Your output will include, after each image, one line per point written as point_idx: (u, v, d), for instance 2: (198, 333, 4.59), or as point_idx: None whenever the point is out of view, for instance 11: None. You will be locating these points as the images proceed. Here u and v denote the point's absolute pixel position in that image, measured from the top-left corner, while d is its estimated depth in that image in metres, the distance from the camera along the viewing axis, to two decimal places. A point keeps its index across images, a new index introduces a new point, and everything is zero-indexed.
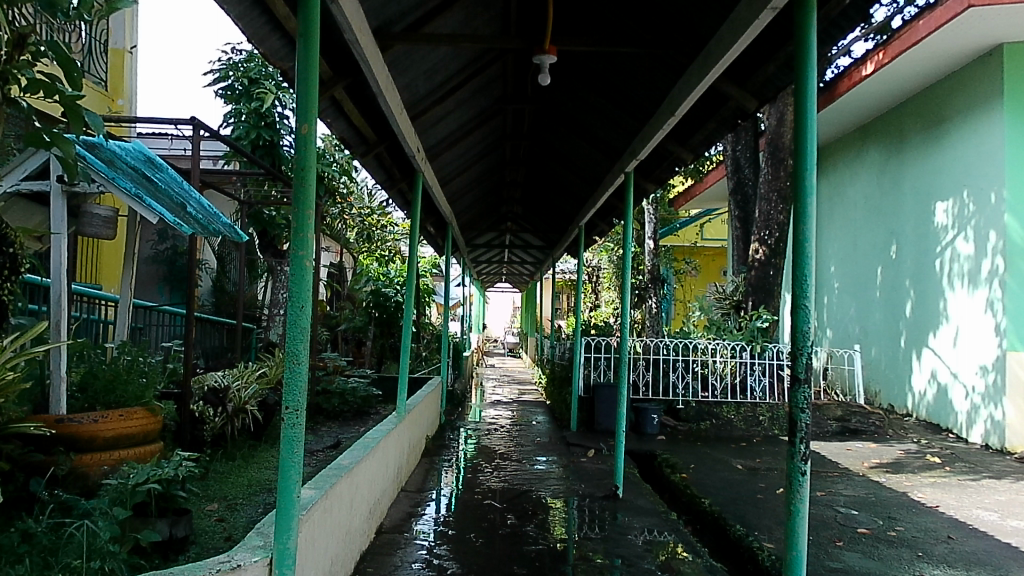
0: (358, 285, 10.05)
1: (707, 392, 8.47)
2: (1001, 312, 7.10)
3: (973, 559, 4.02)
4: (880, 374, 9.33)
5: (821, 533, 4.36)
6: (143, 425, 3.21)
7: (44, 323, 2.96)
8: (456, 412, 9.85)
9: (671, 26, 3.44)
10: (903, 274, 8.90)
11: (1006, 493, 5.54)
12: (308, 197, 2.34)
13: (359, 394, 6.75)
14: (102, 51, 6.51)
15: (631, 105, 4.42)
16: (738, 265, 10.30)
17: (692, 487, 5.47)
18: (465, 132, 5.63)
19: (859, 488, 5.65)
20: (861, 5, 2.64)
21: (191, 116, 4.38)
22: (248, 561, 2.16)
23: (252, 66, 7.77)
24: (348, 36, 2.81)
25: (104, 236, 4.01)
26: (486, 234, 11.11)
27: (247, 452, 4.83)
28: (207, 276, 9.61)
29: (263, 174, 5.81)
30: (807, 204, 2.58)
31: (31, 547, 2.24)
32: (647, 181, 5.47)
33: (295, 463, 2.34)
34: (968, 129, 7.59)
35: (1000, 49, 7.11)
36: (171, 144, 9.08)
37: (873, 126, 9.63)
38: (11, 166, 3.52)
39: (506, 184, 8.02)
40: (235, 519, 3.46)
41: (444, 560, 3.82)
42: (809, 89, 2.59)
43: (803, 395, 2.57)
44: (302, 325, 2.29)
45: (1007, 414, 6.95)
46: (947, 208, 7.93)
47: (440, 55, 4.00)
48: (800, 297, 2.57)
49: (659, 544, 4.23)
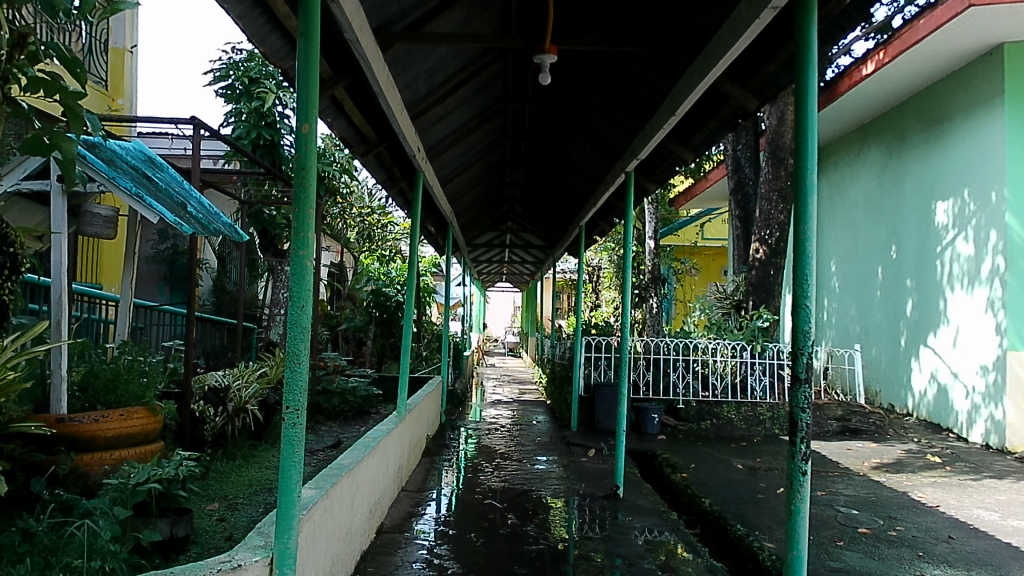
0: (358, 285, 10.04)
1: (707, 392, 8.47)
2: (1002, 312, 7.10)
3: (974, 558, 4.01)
4: (880, 374, 9.32)
5: (822, 533, 4.36)
6: (143, 425, 3.20)
7: (45, 323, 2.96)
8: (456, 412, 9.85)
9: (671, 26, 3.45)
10: (903, 274, 8.89)
11: (1007, 493, 5.54)
12: (308, 197, 2.34)
13: (359, 394, 6.75)
14: (101, 50, 6.51)
15: (632, 104, 4.42)
16: (738, 264, 10.29)
17: (692, 487, 5.47)
18: (465, 132, 5.63)
19: (860, 488, 5.64)
20: (861, 5, 2.65)
21: (191, 116, 4.38)
22: (248, 561, 2.16)
23: (253, 66, 7.76)
24: (349, 36, 2.81)
25: (105, 235, 4.01)
26: (486, 233, 11.11)
27: (248, 451, 4.83)
28: (207, 276, 9.60)
29: (263, 173, 5.81)
30: (808, 203, 2.58)
31: (31, 547, 2.24)
32: (648, 181, 5.47)
33: (295, 463, 2.34)
34: (969, 128, 7.58)
35: (1000, 48, 7.11)
36: (171, 143, 9.07)
37: (874, 125, 9.63)
38: (11, 166, 3.55)
39: (506, 184, 8.02)
40: (235, 519, 3.46)
41: (445, 560, 3.81)
42: (810, 88, 2.59)
43: (804, 395, 2.57)
44: (303, 325, 2.29)
45: (1008, 414, 6.95)
46: (947, 208, 7.92)
47: (440, 55, 4.00)
48: (800, 297, 2.57)
49: (660, 544, 4.23)
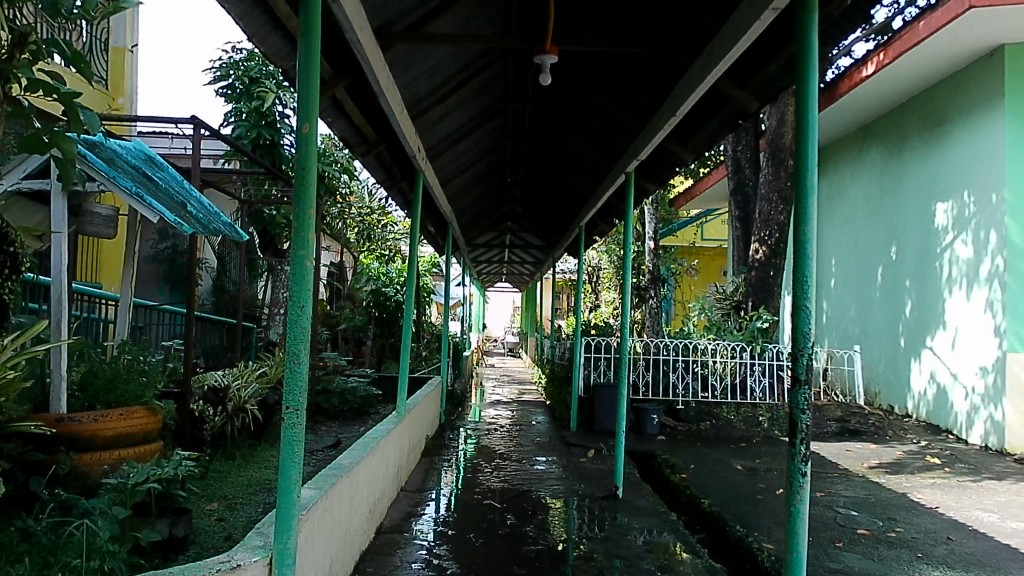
0: (358, 285, 10.05)
1: (707, 392, 8.47)
2: (1001, 313, 7.09)
3: (973, 560, 4.01)
4: (880, 375, 9.32)
5: (821, 534, 4.36)
6: (142, 425, 3.19)
7: (45, 322, 2.96)
8: (456, 412, 9.85)
9: (672, 26, 3.45)
10: (903, 275, 8.89)
11: (1006, 494, 5.54)
12: (308, 196, 2.33)
13: (359, 393, 6.75)
14: (102, 50, 6.51)
15: (632, 105, 4.42)
16: (738, 265, 10.29)
17: (692, 488, 5.47)
18: (466, 132, 5.63)
19: (859, 489, 5.65)
20: (862, 6, 2.65)
21: (192, 116, 4.38)
22: (248, 561, 2.16)
23: (253, 65, 7.76)
24: (350, 36, 2.81)
25: (105, 234, 4.01)
26: (485, 233, 11.10)
27: (248, 451, 4.82)
28: (207, 275, 9.61)
29: (263, 173, 5.80)
30: (808, 204, 2.57)
31: (31, 547, 2.24)
32: (648, 181, 5.47)
33: (295, 463, 2.34)
34: (969, 129, 7.58)
35: (1001, 50, 7.10)
36: (171, 143, 9.07)
37: (874, 126, 9.63)
38: (12, 165, 3.54)
39: (506, 184, 8.02)
40: (234, 519, 3.46)
41: (444, 560, 3.82)
42: (810, 89, 2.59)
43: (804, 396, 2.56)
44: (303, 325, 2.29)
45: (1007, 415, 6.95)
46: (948, 209, 7.92)
47: (440, 55, 4.00)
48: (800, 298, 2.57)
49: (659, 545, 4.23)
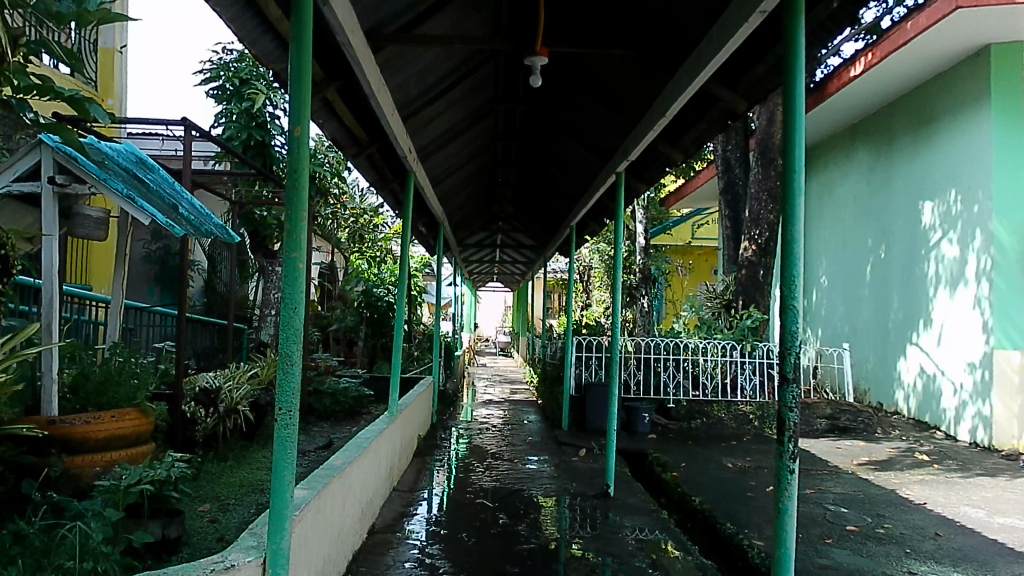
0: (350, 286, 10.07)
1: (698, 391, 8.54)
2: (989, 310, 7.17)
3: (960, 555, 4.07)
4: (868, 372, 9.39)
5: (811, 531, 4.41)
6: (135, 427, 3.21)
7: (36, 324, 2.93)
8: (448, 412, 9.90)
9: (661, 30, 3.50)
10: (891, 274, 8.98)
11: (994, 490, 5.62)
12: (302, 198, 2.34)
13: (351, 394, 6.80)
14: (91, 50, 6.47)
15: (622, 106, 4.46)
16: (728, 263, 10.38)
17: (683, 486, 5.50)
18: (457, 132, 5.64)
19: (849, 486, 5.69)
20: (848, 8, 2.68)
21: (183, 117, 4.35)
22: (242, 561, 2.16)
23: (243, 66, 7.76)
24: (340, 38, 2.81)
25: (96, 236, 3.97)
26: (477, 233, 11.19)
27: (239, 452, 4.81)
28: (198, 276, 9.62)
29: (255, 174, 5.67)
30: (795, 205, 2.59)
31: (24, 549, 2.25)
32: (638, 181, 5.49)
33: (289, 463, 2.34)
34: (955, 128, 7.67)
35: (989, 50, 7.18)
36: (162, 143, 9.07)
37: (861, 126, 9.72)
38: (3, 167, 3.44)
39: (498, 184, 8.05)
40: (226, 520, 3.44)
41: (436, 559, 3.83)
42: (798, 91, 2.61)
43: (793, 395, 2.56)
44: (295, 326, 2.33)
45: (995, 409, 7.03)
46: (934, 208, 8.02)
47: (431, 57, 4.02)
48: (788, 297, 2.58)
49: (651, 541, 4.27)
